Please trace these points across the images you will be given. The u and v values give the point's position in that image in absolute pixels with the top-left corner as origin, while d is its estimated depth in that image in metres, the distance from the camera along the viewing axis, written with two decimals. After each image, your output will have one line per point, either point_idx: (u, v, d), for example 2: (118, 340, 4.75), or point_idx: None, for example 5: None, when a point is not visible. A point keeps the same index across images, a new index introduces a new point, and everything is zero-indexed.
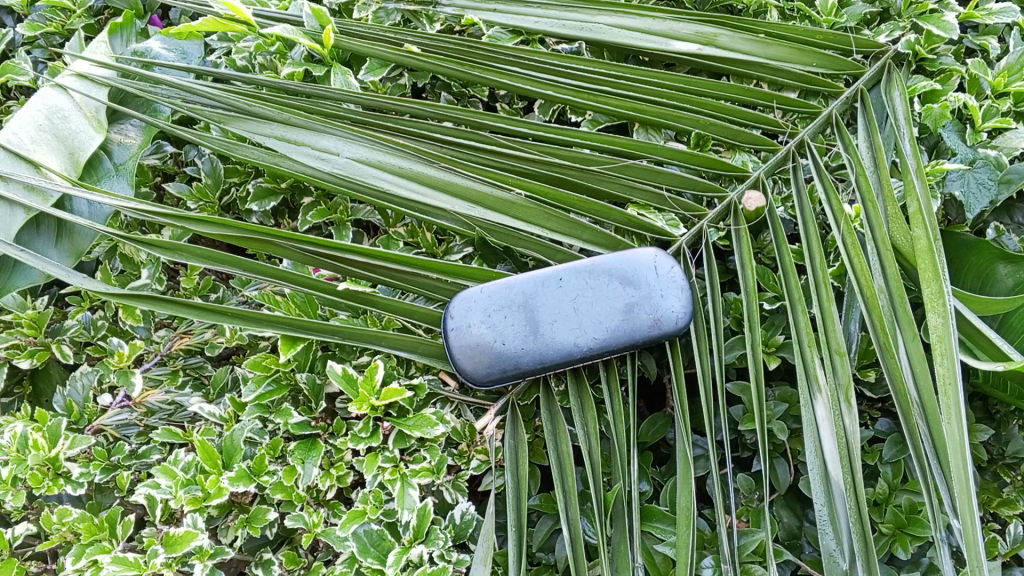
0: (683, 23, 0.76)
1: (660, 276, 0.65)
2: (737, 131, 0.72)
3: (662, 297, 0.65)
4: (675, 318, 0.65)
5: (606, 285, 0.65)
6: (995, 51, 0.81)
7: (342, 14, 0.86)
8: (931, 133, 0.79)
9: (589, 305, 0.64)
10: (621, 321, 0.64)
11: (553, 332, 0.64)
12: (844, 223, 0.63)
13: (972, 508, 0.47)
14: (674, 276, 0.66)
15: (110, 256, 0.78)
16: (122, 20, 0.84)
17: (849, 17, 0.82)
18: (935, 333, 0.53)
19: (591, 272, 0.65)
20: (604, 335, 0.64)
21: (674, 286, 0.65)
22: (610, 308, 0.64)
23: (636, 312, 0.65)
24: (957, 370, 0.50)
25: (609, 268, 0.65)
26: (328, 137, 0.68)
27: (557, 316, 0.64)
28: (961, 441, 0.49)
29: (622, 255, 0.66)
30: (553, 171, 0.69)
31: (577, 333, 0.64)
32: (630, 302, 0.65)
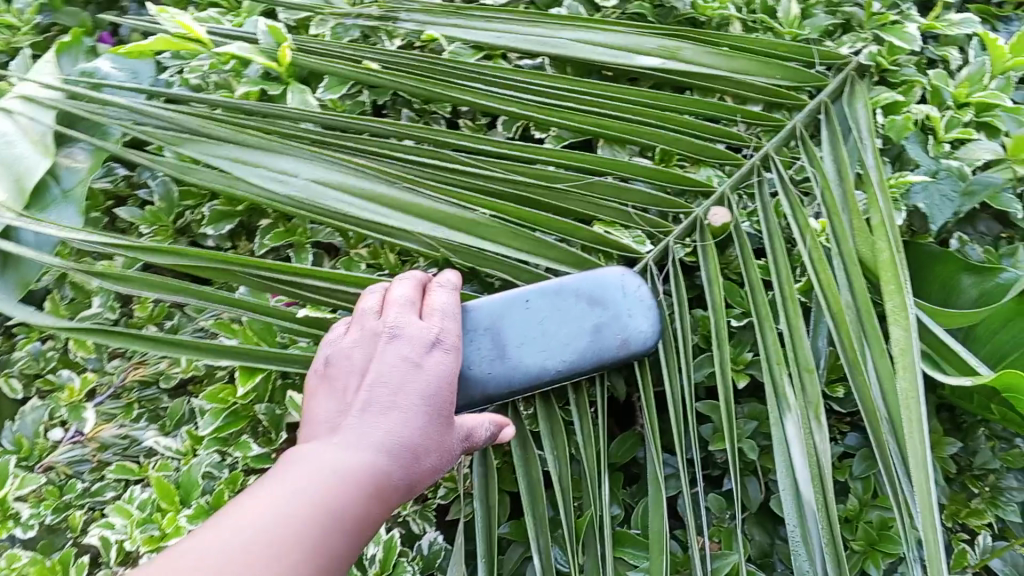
0: (648, 37, 0.75)
1: (628, 297, 0.64)
2: (701, 147, 0.71)
3: (631, 317, 0.64)
4: (643, 338, 0.64)
5: (574, 305, 0.64)
6: (956, 63, 0.80)
7: (300, 30, 0.84)
8: (893, 145, 0.78)
9: (556, 327, 0.63)
10: (589, 343, 0.63)
11: (521, 356, 0.62)
12: (809, 238, 0.64)
13: (935, 526, 0.47)
14: (641, 295, 0.65)
15: (59, 285, 0.74)
16: (70, 38, 0.80)
17: (811, 30, 0.81)
18: (897, 345, 0.55)
19: (558, 292, 0.64)
20: (571, 357, 0.63)
21: (642, 306, 0.64)
22: (577, 329, 0.64)
23: (604, 333, 0.64)
24: (918, 384, 0.52)
25: (577, 288, 0.64)
26: (286, 157, 0.66)
27: (525, 339, 0.63)
28: (925, 457, 0.50)
29: (589, 274, 0.65)
30: (518, 189, 0.67)
31: (545, 356, 0.63)
32: (598, 322, 0.64)
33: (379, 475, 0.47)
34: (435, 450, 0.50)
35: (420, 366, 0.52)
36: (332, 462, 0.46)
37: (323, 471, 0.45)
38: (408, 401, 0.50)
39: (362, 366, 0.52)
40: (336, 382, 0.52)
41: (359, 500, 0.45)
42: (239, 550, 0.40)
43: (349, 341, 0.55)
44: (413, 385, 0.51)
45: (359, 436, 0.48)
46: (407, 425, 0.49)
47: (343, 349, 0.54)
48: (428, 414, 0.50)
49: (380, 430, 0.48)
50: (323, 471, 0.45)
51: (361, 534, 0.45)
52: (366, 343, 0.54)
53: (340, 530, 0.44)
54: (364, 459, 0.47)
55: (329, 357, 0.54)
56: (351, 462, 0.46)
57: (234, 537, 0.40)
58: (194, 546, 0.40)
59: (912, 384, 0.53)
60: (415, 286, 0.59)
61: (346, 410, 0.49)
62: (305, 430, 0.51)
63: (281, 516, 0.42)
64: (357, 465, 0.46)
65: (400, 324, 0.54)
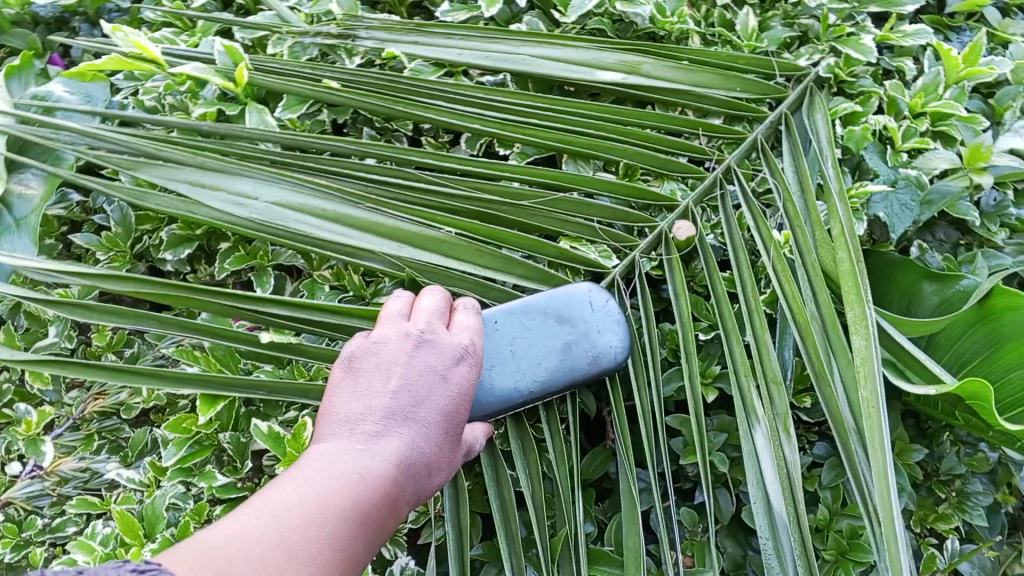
0: (606, 52, 0.75)
1: (595, 312, 0.65)
2: (664, 160, 0.71)
3: (599, 333, 0.64)
4: (614, 353, 0.64)
5: (543, 323, 0.64)
6: (910, 73, 0.81)
7: (257, 49, 0.83)
8: (853, 155, 0.79)
9: (526, 347, 0.63)
10: (560, 361, 0.64)
11: (491, 379, 0.62)
12: (772, 250, 0.64)
13: (896, 527, 0.47)
14: (610, 310, 0.66)
15: (14, 314, 0.72)
16: (20, 62, 0.78)
17: (769, 41, 0.81)
18: (859, 354, 0.54)
19: (526, 311, 0.64)
20: (542, 376, 0.63)
21: (610, 321, 0.65)
22: (547, 348, 0.64)
23: (574, 350, 0.64)
24: (879, 393, 0.51)
25: (544, 306, 0.64)
26: (244, 179, 0.65)
27: (494, 361, 0.63)
28: (885, 464, 0.50)
29: (556, 292, 0.65)
30: (482, 206, 0.66)
31: (516, 377, 0.62)
32: (568, 340, 0.64)
33: (397, 484, 0.47)
34: (442, 468, 0.52)
35: (443, 379, 0.54)
36: (355, 462, 0.46)
37: (351, 474, 0.46)
38: (429, 412, 0.51)
39: (387, 366, 0.53)
40: (360, 379, 0.53)
41: (380, 502, 0.46)
42: (272, 536, 0.40)
43: (375, 337, 0.55)
44: (434, 397, 0.52)
45: (383, 440, 0.48)
46: (426, 442, 0.51)
47: (369, 347, 0.54)
48: (443, 432, 0.52)
49: (402, 438, 0.49)
50: (348, 471, 0.46)
51: (378, 537, 0.46)
52: (393, 343, 0.55)
53: (362, 528, 0.44)
54: (384, 467, 0.47)
55: (354, 352, 0.54)
56: (372, 465, 0.47)
57: (263, 521, 0.40)
58: (226, 532, 0.39)
59: (873, 392, 0.52)
60: (443, 300, 0.60)
61: (370, 409, 0.50)
62: (319, 422, 0.51)
63: (311, 506, 0.42)
64: (378, 472, 0.47)
65: (430, 334, 0.56)
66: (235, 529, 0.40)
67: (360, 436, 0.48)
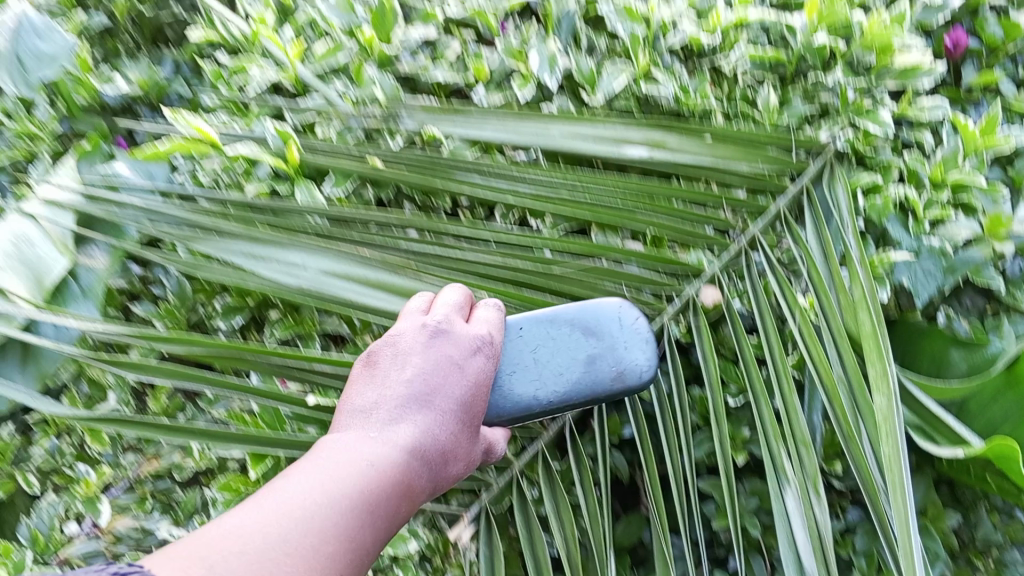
0: (633, 128, 0.79)
1: (625, 328, 0.66)
2: (689, 231, 0.74)
3: (626, 350, 0.65)
4: (638, 372, 0.65)
5: (569, 335, 0.65)
6: (930, 146, 0.84)
7: (306, 132, 0.88)
8: (876, 225, 0.82)
9: (549, 356, 0.65)
10: (583, 373, 0.65)
11: (511, 385, 0.64)
12: (799, 316, 0.66)
13: None
14: (640, 328, 0.66)
15: (76, 380, 0.76)
16: (89, 145, 0.85)
17: (790, 117, 0.85)
18: (880, 413, 0.57)
19: (553, 320, 0.66)
20: (562, 388, 0.65)
21: (639, 338, 0.66)
22: (571, 360, 0.65)
23: (598, 364, 0.65)
24: (901, 452, 0.53)
25: (573, 318, 0.65)
26: (294, 250, 0.69)
27: (516, 368, 0.65)
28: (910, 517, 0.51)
29: (587, 305, 0.66)
30: (515, 274, 0.70)
31: (537, 386, 0.64)
32: (593, 354, 0.65)
33: (408, 469, 0.51)
34: (459, 453, 0.56)
35: (459, 368, 0.57)
36: (369, 449, 0.50)
37: (364, 461, 0.49)
38: (444, 401, 0.55)
39: (406, 358, 0.57)
40: (380, 370, 0.57)
41: (392, 488, 0.49)
42: (276, 524, 0.43)
43: (394, 332, 0.59)
44: (450, 385, 0.56)
45: (396, 428, 0.52)
46: (441, 430, 0.54)
47: (389, 342, 0.58)
48: (459, 420, 0.56)
49: (415, 424, 0.53)
50: (359, 455, 0.49)
51: (389, 521, 0.49)
52: (411, 336, 0.58)
53: (373, 513, 0.48)
54: (394, 452, 0.51)
55: (373, 348, 0.58)
56: (386, 453, 0.51)
57: (269, 515, 0.44)
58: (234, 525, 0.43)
59: (896, 450, 0.53)
60: (464, 296, 0.63)
61: (386, 399, 0.54)
62: (341, 413, 0.55)
63: (322, 494, 0.46)
64: (388, 457, 0.50)
65: (446, 325, 0.59)
66: (245, 522, 0.43)
67: (376, 424, 0.52)
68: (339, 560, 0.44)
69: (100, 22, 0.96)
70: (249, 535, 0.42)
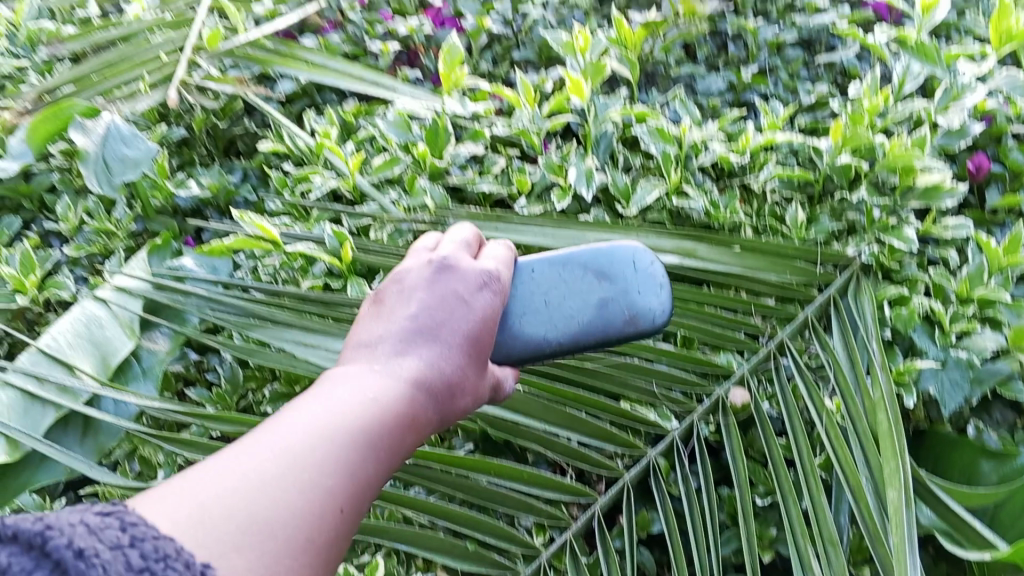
0: (664, 238, 0.82)
1: (638, 272, 0.66)
2: (720, 334, 0.78)
3: (640, 293, 0.66)
4: (652, 315, 0.65)
5: (582, 278, 0.66)
6: (955, 262, 0.86)
7: (361, 235, 0.95)
8: (904, 337, 0.84)
9: (560, 299, 0.66)
10: (594, 316, 0.65)
11: (521, 327, 0.64)
12: (826, 417, 0.68)
13: None
14: (654, 273, 0.67)
15: (128, 457, 0.82)
16: (161, 240, 0.92)
17: (818, 232, 0.89)
18: (892, 507, 0.58)
19: (565, 265, 0.67)
20: (574, 331, 0.65)
21: (652, 283, 0.66)
22: (583, 303, 0.66)
23: (610, 307, 0.65)
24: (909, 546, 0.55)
25: (586, 262, 0.67)
26: (342, 339, 0.74)
27: (527, 309, 0.65)
28: None
29: (599, 249, 0.67)
30: (549, 368, 0.74)
31: (547, 327, 0.65)
32: (605, 297, 0.66)
33: (411, 403, 0.52)
34: (467, 389, 0.56)
35: (465, 304, 0.57)
36: (369, 386, 0.51)
37: (359, 398, 0.50)
38: (448, 336, 0.55)
39: (412, 291, 0.58)
40: (386, 306, 0.58)
41: (390, 423, 0.50)
42: (273, 458, 0.45)
43: (401, 271, 0.60)
44: (455, 320, 0.56)
45: (399, 363, 0.53)
46: (445, 367, 0.54)
47: (395, 279, 0.59)
48: (462, 355, 0.55)
49: (420, 358, 0.54)
50: (361, 387, 0.50)
51: (390, 455, 0.50)
52: (418, 273, 0.59)
53: (372, 449, 0.48)
54: (395, 386, 0.51)
55: (381, 288, 0.59)
56: (384, 391, 0.51)
57: (258, 452, 0.45)
58: (223, 465, 0.44)
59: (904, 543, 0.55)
60: (473, 237, 0.66)
61: (390, 333, 0.54)
62: (346, 347, 0.56)
63: (316, 427, 0.47)
64: (390, 389, 0.51)
65: (449, 264, 0.59)
66: (238, 466, 0.44)
67: (380, 358, 0.53)
68: (341, 489, 0.46)
69: (179, 133, 1.07)
70: (251, 469, 0.44)
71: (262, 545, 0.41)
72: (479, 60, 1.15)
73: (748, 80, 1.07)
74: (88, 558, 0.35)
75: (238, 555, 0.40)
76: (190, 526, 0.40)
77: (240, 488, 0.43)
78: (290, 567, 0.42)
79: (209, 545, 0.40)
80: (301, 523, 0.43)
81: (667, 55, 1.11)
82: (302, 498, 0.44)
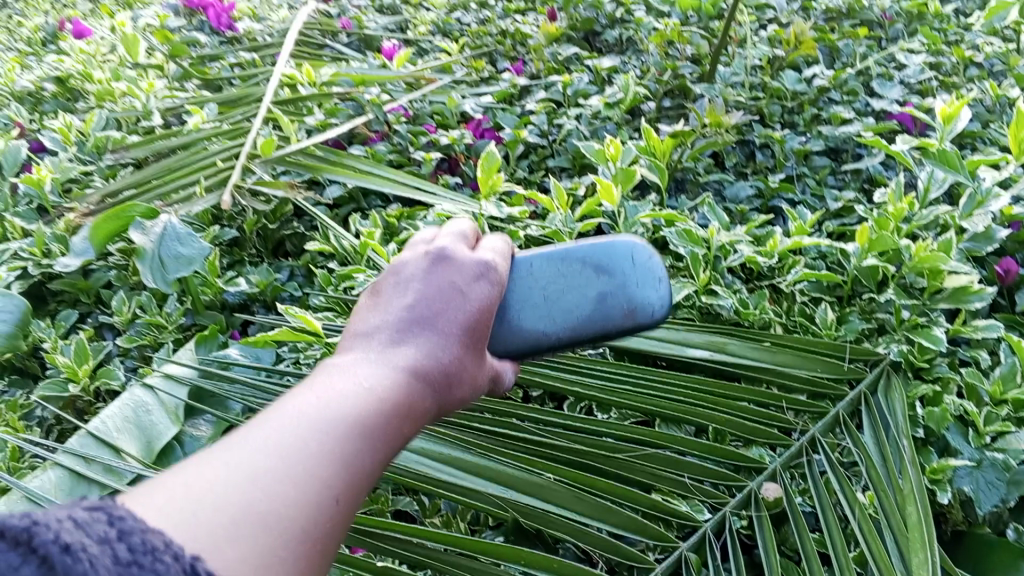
0: (695, 333, 0.86)
1: (635, 267, 0.70)
2: (752, 427, 0.78)
3: (637, 288, 0.70)
4: (649, 309, 0.69)
5: (581, 271, 0.70)
6: (986, 362, 0.86)
7: None
8: (938, 436, 0.83)
9: (559, 293, 0.70)
10: (594, 310, 0.69)
11: (520, 319, 0.68)
12: (859, 511, 0.68)
13: None
14: (651, 267, 0.71)
15: None
16: (209, 331, 0.96)
17: (847, 332, 0.90)
18: None
19: (564, 258, 0.71)
20: (572, 323, 0.69)
21: (649, 278, 0.70)
22: (583, 297, 0.69)
23: (609, 301, 0.69)
24: None
25: (585, 257, 0.71)
26: None
27: (528, 303, 0.69)
28: None
29: (599, 246, 0.71)
30: (580, 457, 0.75)
31: (547, 321, 0.68)
32: (603, 291, 0.69)
33: (410, 388, 0.53)
34: (464, 377, 0.58)
35: (460, 298, 0.61)
36: (368, 375, 0.52)
37: (358, 383, 0.51)
38: (445, 326, 0.58)
39: (409, 282, 0.61)
40: (383, 299, 0.61)
41: (390, 409, 0.51)
42: (265, 448, 0.44)
43: (398, 267, 0.64)
44: (452, 311, 0.59)
45: (397, 352, 0.55)
46: (444, 356, 0.57)
47: (393, 271, 0.64)
48: (459, 344, 0.58)
49: (416, 346, 0.56)
50: (356, 376, 0.52)
51: (389, 443, 0.51)
52: (415, 273, 0.62)
53: (370, 436, 0.49)
54: (394, 373, 0.53)
55: (377, 286, 0.64)
56: (383, 378, 0.53)
57: (254, 442, 0.45)
58: (219, 453, 0.44)
59: None
60: (469, 228, 0.70)
61: (387, 325, 0.57)
62: (344, 339, 0.58)
63: (314, 413, 0.48)
64: (389, 376, 0.53)
65: (444, 258, 0.63)
66: (233, 457, 0.44)
67: (377, 347, 0.55)
68: (340, 478, 0.46)
69: (230, 234, 1.12)
70: (249, 459, 0.43)
71: (256, 537, 0.40)
72: (516, 168, 1.21)
73: (775, 186, 1.10)
74: (76, 552, 0.31)
75: (231, 547, 0.39)
76: (177, 516, 0.39)
77: (237, 474, 0.43)
78: (284, 556, 0.41)
79: (202, 537, 0.39)
80: (300, 506, 0.43)
81: (696, 163, 1.15)
82: (297, 488, 0.44)
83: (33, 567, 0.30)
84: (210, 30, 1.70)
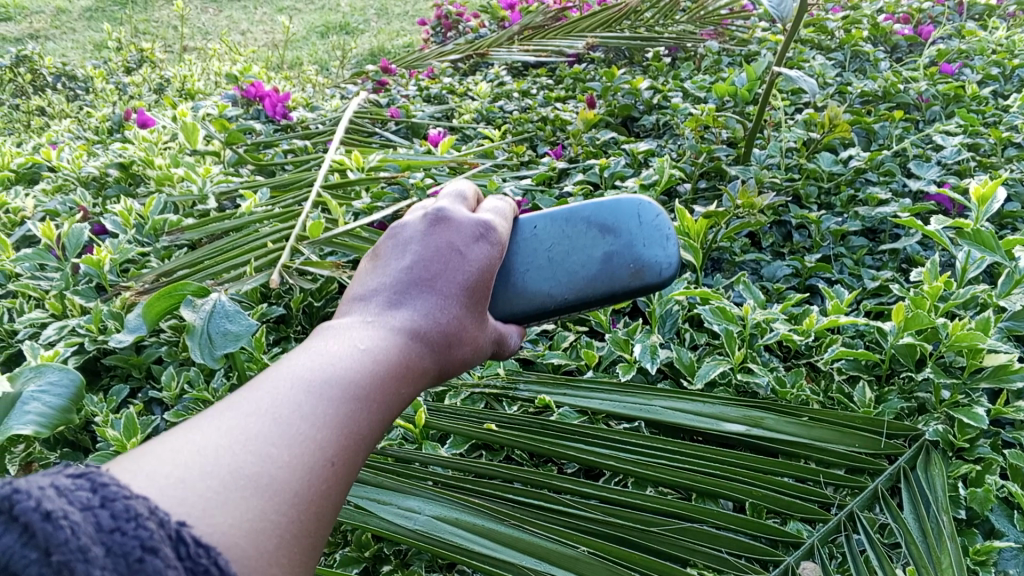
0: (730, 408, 0.87)
1: (640, 227, 0.74)
2: (787, 500, 0.77)
3: (642, 247, 0.73)
4: (654, 267, 0.73)
5: (586, 232, 0.75)
6: None
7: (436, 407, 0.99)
8: (983, 518, 0.80)
9: (565, 255, 0.74)
10: (598, 270, 0.73)
11: (526, 281, 0.73)
12: None
13: None
14: (658, 226, 0.74)
15: None
16: None
17: (885, 410, 0.89)
18: None
19: (569, 221, 0.76)
20: (578, 284, 0.73)
21: (654, 238, 0.74)
22: (588, 258, 0.74)
23: (614, 261, 0.73)
24: None
25: (591, 220, 0.75)
26: (415, 497, 0.79)
27: (533, 265, 0.74)
28: None
29: (602, 209, 0.75)
30: (613, 529, 0.75)
31: (552, 282, 0.73)
32: (608, 252, 0.74)
33: (405, 350, 0.57)
34: (464, 337, 0.63)
35: (457, 260, 0.65)
36: (365, 342, 0.55)
37: (354, 350, 0.54)
38: (443, 286, 0.62)
39: (406, 253, 0.65)
40: (383, 262, 0.65)
41: (384, 373, 0.54)
42: (257, 413, 0.46)
43: (396, 233, 0.68)
44: (450, 272, 0.64)
45: (395, 316, 0.59)
46: (442, 319, 0.61)
47: (392, 237, 0.68)
48: (456, 305, 0.62)
49: (415, 307, 0.60)
50: (354, 341, 0.55)
51: (383, 407, 0.53)
52: (412, 239, 0.67)
53: (363, 401, 0.51)
54: (392, 336, 0.57)
55: (377, 253, 0.67)
56: (379, 347, 0.55)
57: (246, 408, 0.46)
58: (212, 418, 0.45)
59: None
60: (471, 194, 0.77)
61: (384, 287, 0.61)
62: (344, 303, 0.62)
63: (308, 377, 0.50)
64: (386, 343, 0.56)
65: (441, 223, 0.68)
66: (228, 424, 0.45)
67: (375, 310, 0.59)
68: (330, 443, 0.47)
69: (277, 311, 1.15)
70: (242, 427, 0.45)
71: (248, 501, 0.41)
72: None
73: (812, 265, 1.11)
74: (56, 519, 0.32)
75: (221, 512, 0.40)
76: (170, 484, 0.40)
77: (230, 439, 0.44)
78: (277, 520, 0.42)
79: (191, 502, 0.39)
80: (292, 469, 0.44)
81: (731, 243, 1.16)
82: (288, 451, 0.45)
83: (15, 535, 0.31)
84: (264, 119, 1.78)
